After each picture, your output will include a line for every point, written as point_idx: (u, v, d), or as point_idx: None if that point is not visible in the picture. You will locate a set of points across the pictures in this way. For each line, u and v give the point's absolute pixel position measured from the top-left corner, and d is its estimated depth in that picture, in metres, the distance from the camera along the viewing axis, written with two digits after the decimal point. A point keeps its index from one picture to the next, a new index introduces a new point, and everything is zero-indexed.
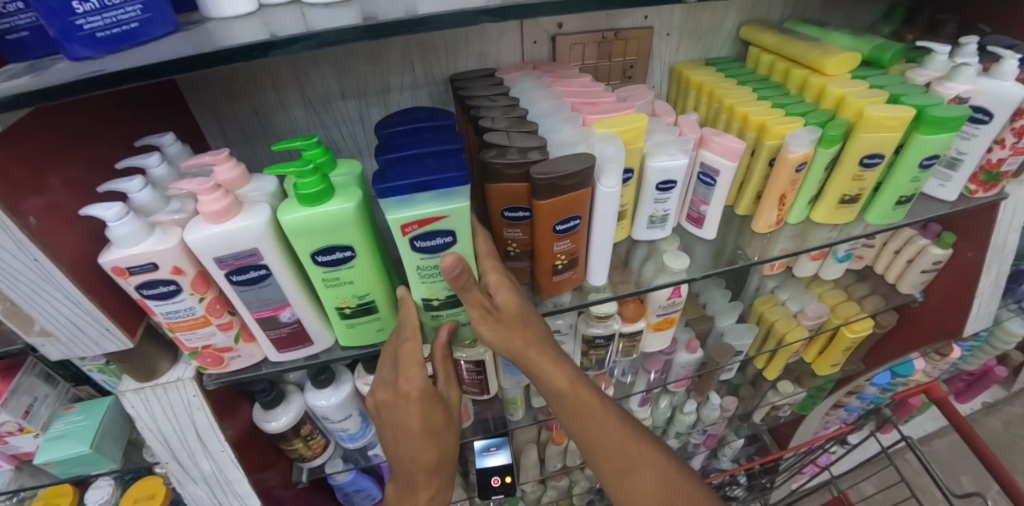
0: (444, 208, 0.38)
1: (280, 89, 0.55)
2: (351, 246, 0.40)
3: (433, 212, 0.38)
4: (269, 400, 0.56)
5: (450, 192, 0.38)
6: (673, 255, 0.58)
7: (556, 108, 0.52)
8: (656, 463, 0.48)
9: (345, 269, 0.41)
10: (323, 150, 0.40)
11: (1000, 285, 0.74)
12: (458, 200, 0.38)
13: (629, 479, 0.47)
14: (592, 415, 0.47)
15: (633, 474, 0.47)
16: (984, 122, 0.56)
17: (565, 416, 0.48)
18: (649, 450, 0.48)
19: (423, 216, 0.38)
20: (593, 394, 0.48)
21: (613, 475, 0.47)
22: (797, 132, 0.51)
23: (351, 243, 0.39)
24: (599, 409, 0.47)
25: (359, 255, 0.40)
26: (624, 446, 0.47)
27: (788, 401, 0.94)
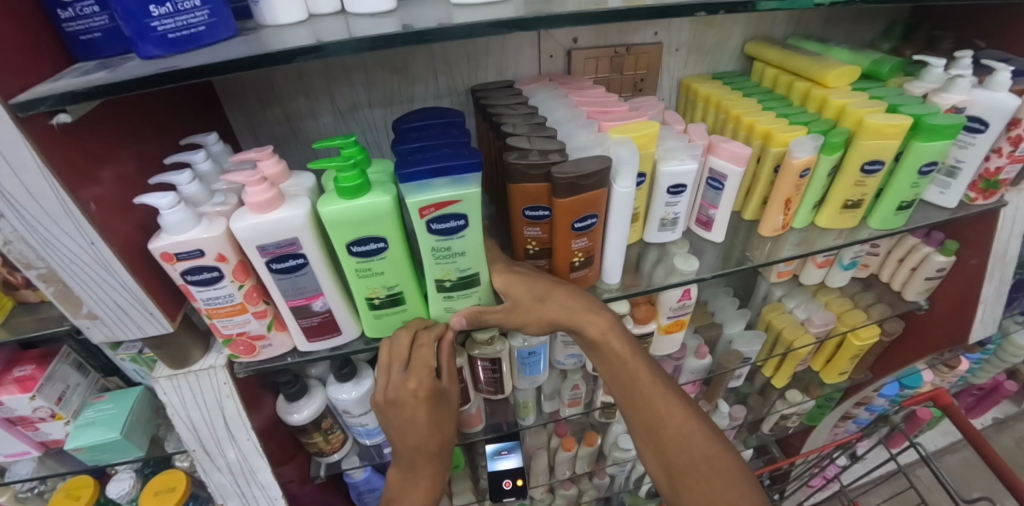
0: (459, 192, 0.40)
1: (311, 97, 0.59)
2: (384, 237, 0.42)
3: (448, 195, 0.40)
4: (293, 392, 0.58)
5: (465, 178, 0.41)
6: (683, 257, 0.60)
7: (573, 116, 0.55)
8: (684, 425, 0.49)
9: (377, 260, 0.44)
10: (360, 148, 0.42)
11: (1004, 292, 0.76)
12: (472, 184, 0.41)
13: (657, 433, 0.49)
14: (624, 367, 0.49)
15: (664, 431, 0.49)
16: (980, 131, 0.59)
17: (603, 368, 0.50)
18: (684, 413, 0.50)
19: (440, 199, 0.40)
20: (629, 351, 0.49)
21: (644, 428, 0.50)
22: (801, 139, 0.53)
23: (383, 234, 0.42)
24: (632, 366, 0.49)
25: (391, 247, 0.43)
26: (655, 403, 0.49)
27: (796, 410, 0.94)
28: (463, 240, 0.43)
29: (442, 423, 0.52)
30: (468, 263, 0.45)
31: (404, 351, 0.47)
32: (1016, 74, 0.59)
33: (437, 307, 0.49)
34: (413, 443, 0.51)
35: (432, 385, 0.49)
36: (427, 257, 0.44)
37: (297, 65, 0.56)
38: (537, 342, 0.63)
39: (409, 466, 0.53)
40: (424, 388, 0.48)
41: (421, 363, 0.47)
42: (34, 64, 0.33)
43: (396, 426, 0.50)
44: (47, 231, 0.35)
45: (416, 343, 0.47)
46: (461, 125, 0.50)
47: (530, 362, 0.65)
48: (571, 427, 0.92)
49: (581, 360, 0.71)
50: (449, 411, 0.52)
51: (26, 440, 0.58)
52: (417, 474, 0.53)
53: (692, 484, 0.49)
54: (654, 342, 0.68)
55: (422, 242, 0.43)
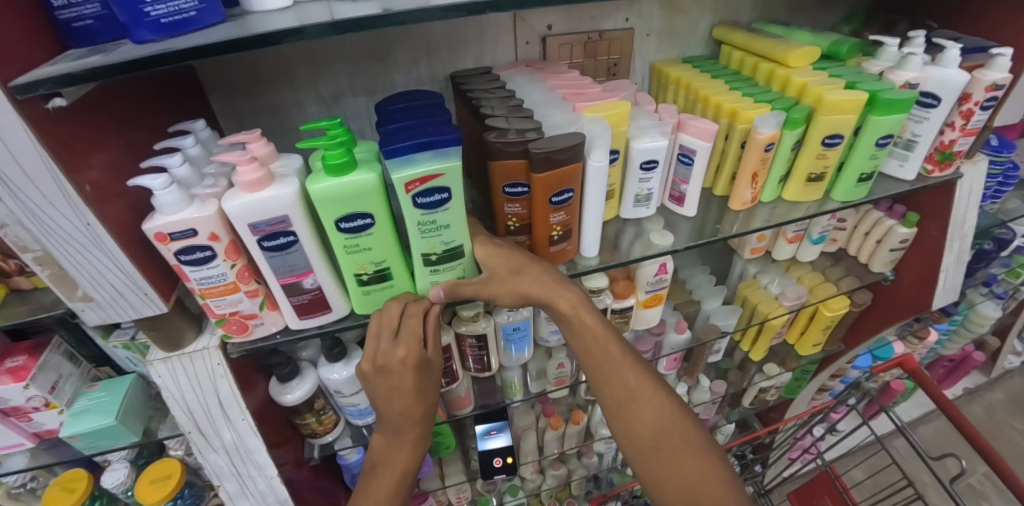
0: (441, 165, 0.43)
1: (295, 86, 0.61)
2: (371, 214, 0.44)
3: (432, 169, 0.43)
4: (286, 373, 0.60)
5: (446, 152, 0.43)
6: (658, 233, 0.63)
7: (548, 97, 0.57)
8: (653, 398, 0.52)
9: (365, 236, 0.46)
10: (345, 130, 0.44)
11: (964, 260, 0.80)
12: (453, 158, 0.43)
13: (628, 408, 0.52)
14: (595, 343, 0.52)
15: (634, 406, 0.52)
16: (933, 105, 0.63)
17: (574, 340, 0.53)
18: (653, 388, 0.53)
19: (424, 174, 0.43)
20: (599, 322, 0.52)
21: (615, 405, 0.53)
22: (765, 116, 0.57)
23: (370, 210, 0.44)
24: (603, 340, 0.52)
25: (377, 223, 0.45)
26: (625, 378, 0.52)
27: (774, 383, 0.99)
28: (446, 213, 0.46)
29: (426, 390, 0.54)
30: (452, 236, 0.48)
31: (394, 320, 0.50)
32: (965, 51, 0.63)
33: (423, 280, 0.51)
34: (400, 409, 0.53)
35: (419, 356, 0.51)
36: (413, 231, 0.46)
37: (280, 54, 0.57)
38: (521, 318, 0.65)
39: (397, 434, 0.55)
40: (411, 356, 0.50)
41: (409, 333, 0.49)
42: (29, 50, 0.34)
43: (383, 395, 0.52)
44: (44, 213, 0.37)
45: (406, 313, 0.50)
46: (440, 105, 0.52)
47: (515, 339, 0.67)
48: (559, 408, 0.95)
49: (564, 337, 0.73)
50: (433, 379, 0.54)
51: (19, 430, 0.59)
52: (401, 439, 0.55)
53: (661, 458, 0.51)
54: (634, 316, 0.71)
55: (408, 217, 0.45)
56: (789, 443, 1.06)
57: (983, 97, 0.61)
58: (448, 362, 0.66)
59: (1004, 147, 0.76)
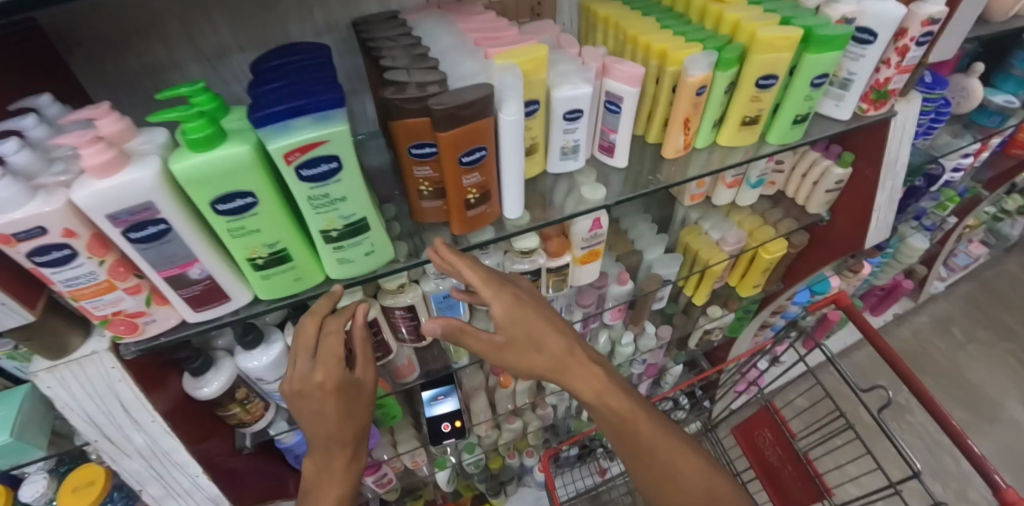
0: (323, 132, 0.37)
1: (166, 42, 0.52)
2: (251, 192, 0.39)
3: (313, 136, 0.37)
4: (197, 365, 0.55)
5: (328, 116, 0.38)
6: (589, 186, 0.60)
7: (458, 44, 0.51)
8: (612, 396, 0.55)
9: (248, 217, 0.40)
10: (211, 97, 0.38)
11: (896, 199, 0.82)
12: (336, 122, 0.38)
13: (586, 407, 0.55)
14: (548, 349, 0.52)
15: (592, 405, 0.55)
16: (870, 42, 0.60)
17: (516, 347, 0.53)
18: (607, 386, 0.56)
19: (304, 142, 0.37)
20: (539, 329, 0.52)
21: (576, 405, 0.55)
22: (695, 56, 0.53)
23: (249, 188, 0.39)
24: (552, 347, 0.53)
25: (261, 201, 0.40)
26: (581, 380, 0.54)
27: (718, 324, 1.01)
28: (339, 184, 0.41)
29: (351, 413, 0.51)
30: (352, 209, 0.43)
31: (311, 340, 0.49)
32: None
33: (329, 259, 0.47)
34: (326, 434, 0.51)
35: (341, 379, 0.48)
36: (305, 207, 0.41)
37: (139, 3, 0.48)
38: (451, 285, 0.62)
39: (323, 456, 0.53)
40: (331, 378, 0.48)
41: (327, 353, 0.48)
42: None
43: (306, 418, 0.50)
44: None
45: (325, 332, 0.49)
46: (330, 61, 0.45)
47: (447, 306, 0.65)
48: (509, 366, 0.95)
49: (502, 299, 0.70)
50: (359, 401, 0.51)
51: None
52: (332, 463, 0.53)
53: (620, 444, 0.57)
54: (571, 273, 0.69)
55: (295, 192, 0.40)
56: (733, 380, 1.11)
57: (919, 33, 0.59)
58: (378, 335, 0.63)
59: (938, 84, 0.75)
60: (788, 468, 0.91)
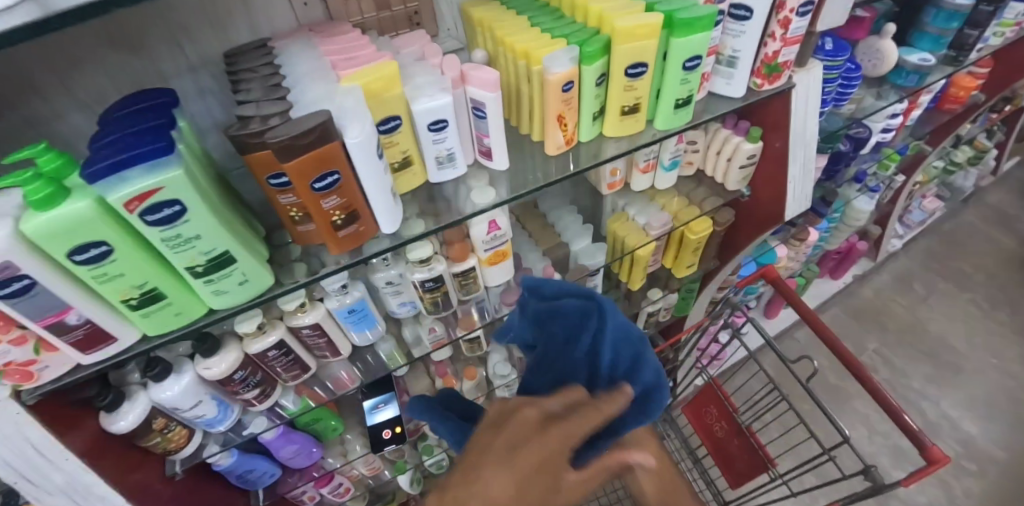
0: (160, 179, 0.39)
1: (43, 96, 0.54)
2: (181, 201, 0.41)
3: (148, 185, 0.38)
4: (109, 401, 0.57)
5: (160, 163, 0.39)
6: (479, 190, 0.61)
7: (316, 69, 0.51)
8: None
9: (182, 224, 0.42)
10: (55, 154, 0.40)
11: (810, 168, 0.82)
12: (172, 169, 0.39)
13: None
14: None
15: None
16: (748, 18, 0.62)
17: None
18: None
19: (140, 191, 0.38)
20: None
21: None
22: (554, 54, 0.53)
23: (180, 197, 0.40)
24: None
25: (191, 208, 0.42)
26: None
27: (662, 306, 1.06)
28: (189, 224, 0.42)
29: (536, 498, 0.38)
30: (211, 244, 0.44)
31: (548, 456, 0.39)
32: None
33: (204, 292, 0.48)
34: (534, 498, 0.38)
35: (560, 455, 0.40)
36: (156, 240, 0.42)
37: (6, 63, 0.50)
38: (354, 300, 0.64)
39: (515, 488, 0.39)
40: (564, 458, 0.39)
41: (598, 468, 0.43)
42: None
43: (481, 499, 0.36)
44: None
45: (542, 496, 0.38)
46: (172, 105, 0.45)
47: (355, 317, 0.66)
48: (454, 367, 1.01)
49: (415, 307, 0.72)
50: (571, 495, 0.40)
51: None
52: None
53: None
54: (480, 275, 0.71)
55: (146, 234, 0.41)
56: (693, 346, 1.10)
57: (796, 3, 0.61)
58: (292, 356, 0.65)
59: (839, 49, 0.75)
60: (734, 441, 0.92)
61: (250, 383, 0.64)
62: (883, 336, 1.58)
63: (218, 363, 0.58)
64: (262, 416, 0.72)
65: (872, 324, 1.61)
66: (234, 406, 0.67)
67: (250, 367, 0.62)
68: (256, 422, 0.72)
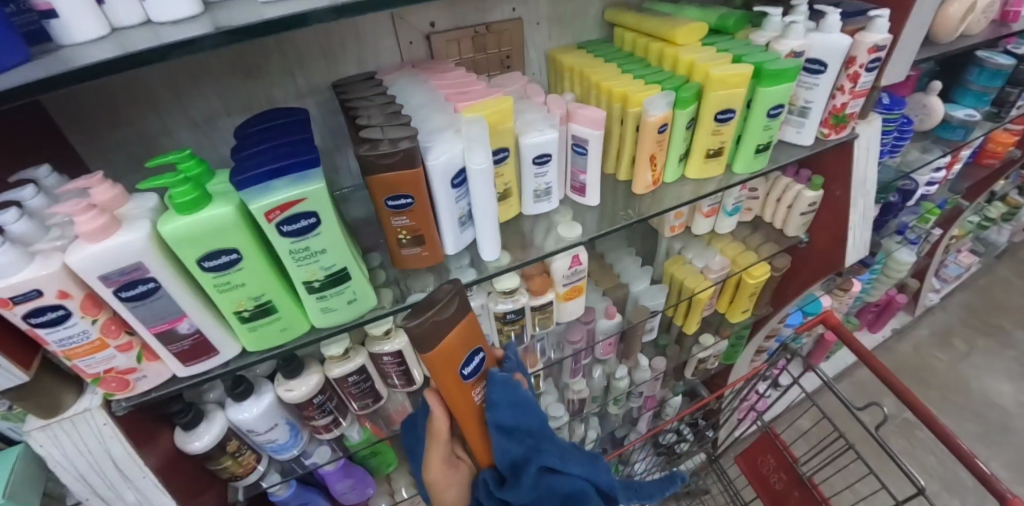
0: (301, 190, 0.40)
1: (162, 112, 0.58)
2: (314, 213, 0.42)
3: (291, 196, 0.40)
4: (187, 420, 0.55)
5: (305, 176, 0.41)
6: (566, 225, 0.63)
7: (431, 100, 0.54)
8: None
9: (311, 237, 0.43)
10: (197, 161, 0.43)
11: (868, 217, 0.84)
12: (313, 181, 0.41)
13: None
14: None
15: None
16: (821, 72, 0.66)
17: None
18: None
19: (282, 201, 0.40)
20: None
21: None
22: (654, 97, 0.56)
23: (314, 209, 0.42)
24: None
25: (323, 221, 0.43)
26: None
27: (712, 352, 1.05)
28: (318, 238, 0.43)
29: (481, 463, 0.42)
30: (331, 260, 0.45)
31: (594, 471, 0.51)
32: (847, 15, 0.67)
33: (312, 309, 0.48)
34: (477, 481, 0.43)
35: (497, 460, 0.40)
36: (284, 252, 0.43)
37: (141, 80, 0.54)
38: None
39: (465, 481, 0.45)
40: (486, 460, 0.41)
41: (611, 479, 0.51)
42: None
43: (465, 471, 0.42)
44: None
45: None
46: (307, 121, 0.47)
47: None
48: None
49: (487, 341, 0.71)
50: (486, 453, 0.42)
51: None
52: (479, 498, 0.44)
53: None
54: (556, 311, 0.71)
55: (278, 246, 0.43)
56: (744, 393, 1.08)
57: (866, 60, 0.66)
58: (369, 383, 0.64)
59: (895, 105, 0.79)
60: (793, 493, 0.88)
61: (326, 409, 0.62)
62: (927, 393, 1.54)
63: (300, 385, 0.58)
64: (324, 445, 0.70)
65: (915, 380, 1.57)
66: (303, 432, 0.65)
67: (328, 392, 0.61)
68: (319, 452, 0.70)
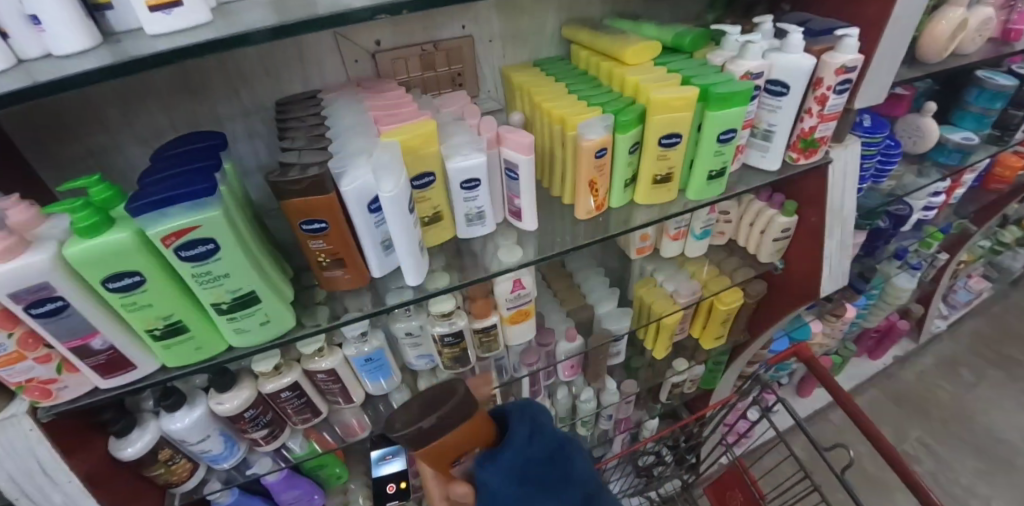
0: (196, 218, 0.40)
1: (109, 129, 0.58)
2: (213, 239, 0.42)
3: (185, 223, 0.40)
4: (120, 426, 0.55)
5: (202, 203, 0.41)
6: (507, 248, 0.61)
7: (358, 122, 0.53)
8: None
9: (212, 262, 0.43)
10: (110, 187, 0.43)
11: (846, 245, 0.80)
12: (210, 209, 0.41)
13: None
14: None
15: None
16: (783, 94, 0.62)
17: None
18: None
19: (177, 228, 0.40)
20: None
21: None
22: (589, 121, 0.53)
23: (212, 235, 0.42)
24: None
25: (223, 247, 0.43)
26: None
27: (687, 377, 1.03)
28: (220, 262, 0.43)
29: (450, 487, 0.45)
30: (237, 283, 0.45)
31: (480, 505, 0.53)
32: (816, 34, 0.63)
33: (224, 329, 0.48)
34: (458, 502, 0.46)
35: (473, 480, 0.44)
36: (187, 275, 0.43)
37: (83, 98, 0.54)
38: (372, 348, 0.62)
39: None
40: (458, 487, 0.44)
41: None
42: None
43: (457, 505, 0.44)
44: None
45: None
46: (219, 146, 0.48)
47: (371, 368, 0.64)
48: None
49: (431, 361, 0.70)
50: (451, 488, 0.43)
51: None
52: None
53: None
54: (502, 333, 0.70)
55: (179, 270, 0.43)
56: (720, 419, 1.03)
57: (834, 81, 0.62)
58: (305, 399, 0.63)
59: (877, 128, 0.75)
60: None
61: (259, 422, 0.61)
62: (933, 425, 1.45)
63: (230, 399, 0.57)
64: (267, 456, 0.69)
65: (923, 411, 1.48)
66: (241, 443, 0.65)
67: (261, 406, 0.61)
68: (260, 462, 0.69)
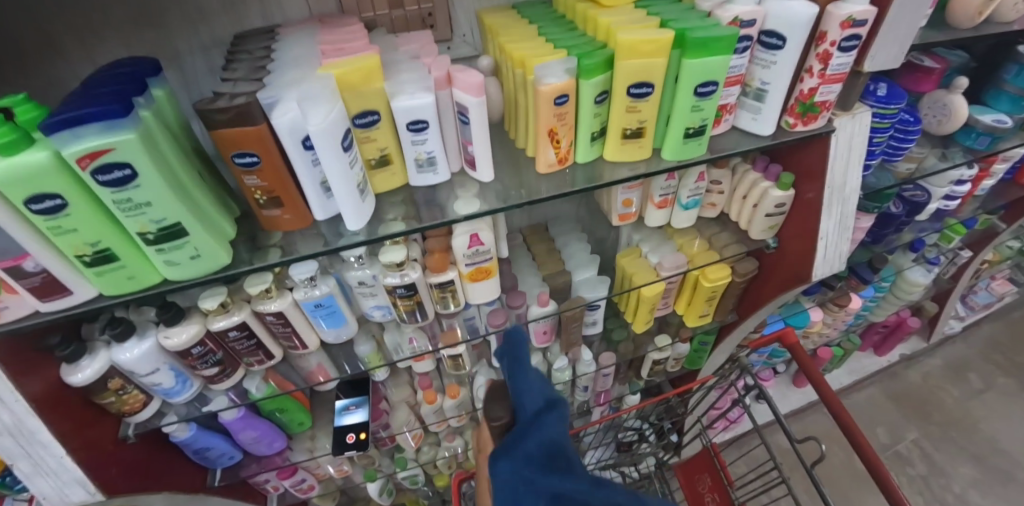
0: (108, 140, 0.39)
1: (67, 57, 0.56)
2: (130, 163, 0.40)
3: (98, 144, 0.38)
4: (68, 353, 0.56)
5: (116, 125, 0.39)
6: (464, 200, 0.58)
7: (303, 54, 0.50)
8: None
9: (133, 189, 0.42)
10: (35, 106, 0.42)
11: (847, 225, 0.73)
12: (124, 131, 0.39)
13: None
14: None
15: None
16: (779, 47, 0.56)
17: None
18: None
19: (91, 149, 0.38)
20: None
21: None
22: (547, 63, 0.49)
23: (129, 160, 0.40)
24: None
25: (142, 173, 0.41)
26: None
27: (670, 355, 1.00)
28: (140, 190, 0.42)
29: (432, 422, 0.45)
30: (162, 213, 0.44)
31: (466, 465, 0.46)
32: None
33: (155, 260, 0.48)
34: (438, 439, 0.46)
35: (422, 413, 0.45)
36: (108, 201, 0.42)
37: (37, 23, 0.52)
38: (322, 295, 0.61)
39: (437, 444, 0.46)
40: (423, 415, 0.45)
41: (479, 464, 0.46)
42: None
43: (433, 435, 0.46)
44: None
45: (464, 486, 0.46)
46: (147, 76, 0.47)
47: (323, 313, 0.64)
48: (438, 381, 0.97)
49: (389, 314, 0.69)
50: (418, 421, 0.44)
51: None
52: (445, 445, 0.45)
53: None
54: (461, 290, 0.68)
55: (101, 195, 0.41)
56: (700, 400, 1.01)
57: (840, 36, 0.54)
58: (255, 341, 0.64)
59: (893, 97, 0.66)
60: None
61: (209, 359, 0.62)
62: (936, 428, 1.38)
63: (178, 334, 0.58)
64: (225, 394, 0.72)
65: (925, 413, 1.41)
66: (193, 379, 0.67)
67: (210, 344, 0.61)
68: (218, 400, 0.71)
